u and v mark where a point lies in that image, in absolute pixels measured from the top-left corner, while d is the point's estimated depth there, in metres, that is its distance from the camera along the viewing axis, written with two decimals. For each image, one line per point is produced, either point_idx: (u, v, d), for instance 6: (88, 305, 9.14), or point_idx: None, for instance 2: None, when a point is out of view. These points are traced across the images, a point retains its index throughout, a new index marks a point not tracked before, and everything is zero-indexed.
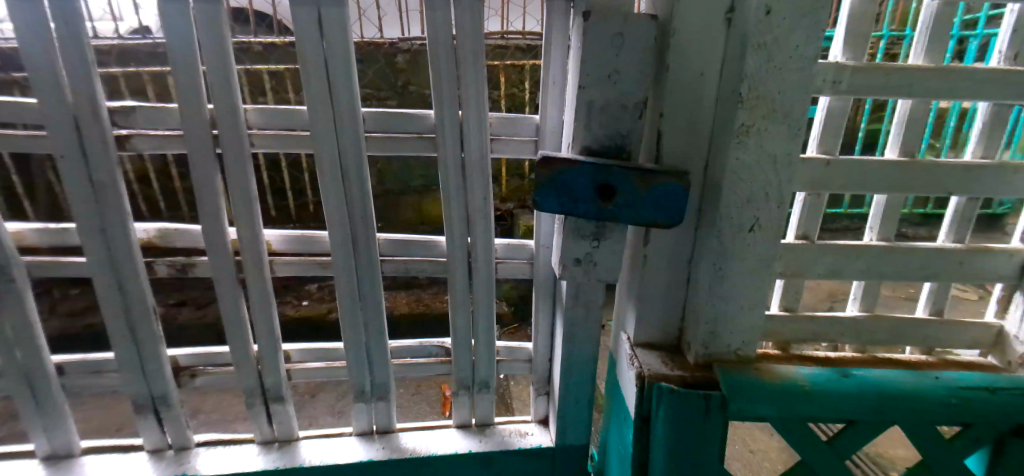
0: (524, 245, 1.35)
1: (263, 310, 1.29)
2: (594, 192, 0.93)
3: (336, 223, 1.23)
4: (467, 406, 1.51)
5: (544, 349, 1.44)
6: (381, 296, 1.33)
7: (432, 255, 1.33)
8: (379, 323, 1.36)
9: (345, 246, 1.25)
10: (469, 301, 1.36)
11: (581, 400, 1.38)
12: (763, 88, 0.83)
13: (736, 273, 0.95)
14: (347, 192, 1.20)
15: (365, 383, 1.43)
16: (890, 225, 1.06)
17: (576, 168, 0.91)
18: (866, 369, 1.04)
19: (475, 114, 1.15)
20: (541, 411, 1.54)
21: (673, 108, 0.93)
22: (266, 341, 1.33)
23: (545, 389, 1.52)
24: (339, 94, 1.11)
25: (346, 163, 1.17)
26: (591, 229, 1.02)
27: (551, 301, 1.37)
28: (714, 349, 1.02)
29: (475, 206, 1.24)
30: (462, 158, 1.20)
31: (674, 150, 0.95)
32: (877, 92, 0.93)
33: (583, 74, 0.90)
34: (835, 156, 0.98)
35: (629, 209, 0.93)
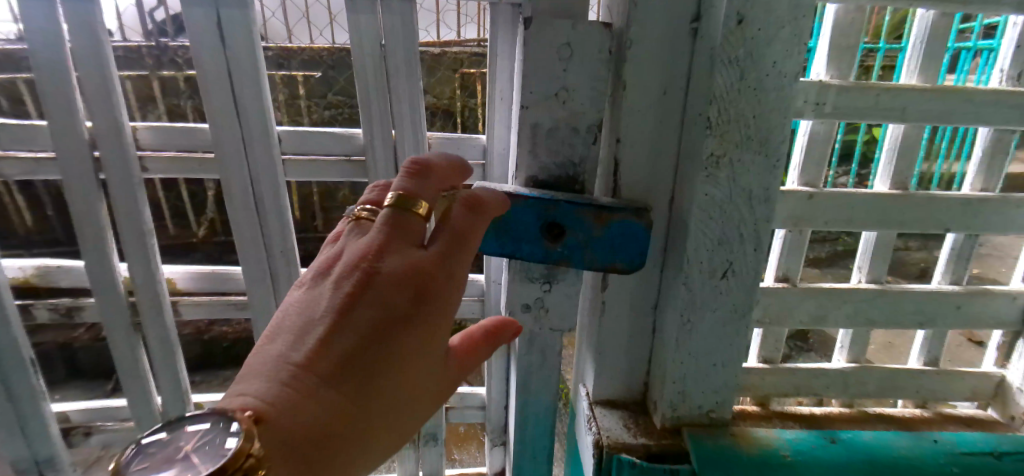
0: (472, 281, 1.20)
1: (166, 358, 1.14)
2: (540, 232, 0.77)
3: (252, 260, 1.07)
4: (413, 461, 1.39)
5: (498, 396, 1.29)
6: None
7: None
8: None
9: (263, 284, 1.10)
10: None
11: (539, 456, 1.23)
12: (736, 110, 0.69)
13: (706, 325, 0.81)
14: (263, 224, 1.04)
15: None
16: (881, 265, 0.94)
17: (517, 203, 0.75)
18: (854, 431, 0.91)
19: (410, 134, 1.00)
20: (497, 463, 1.40)
21: (632, 131, 0.78)
22: (171, 393, 1.18)
23: (501, 439, 1.36)
24: (248, 112, 0.94)
25: (261, 190, 1.01)
26: (539, 271, 0.87)
27: (505, 343, 1.22)
28: (682, 411, 0.87)
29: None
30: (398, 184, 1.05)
31: (636, 180, 0.81)
32: (866, 115, 0.80)
33: (525, 91, 0.75)
34: (819, 188, 0.85)
35: (580, 254, 0.78)
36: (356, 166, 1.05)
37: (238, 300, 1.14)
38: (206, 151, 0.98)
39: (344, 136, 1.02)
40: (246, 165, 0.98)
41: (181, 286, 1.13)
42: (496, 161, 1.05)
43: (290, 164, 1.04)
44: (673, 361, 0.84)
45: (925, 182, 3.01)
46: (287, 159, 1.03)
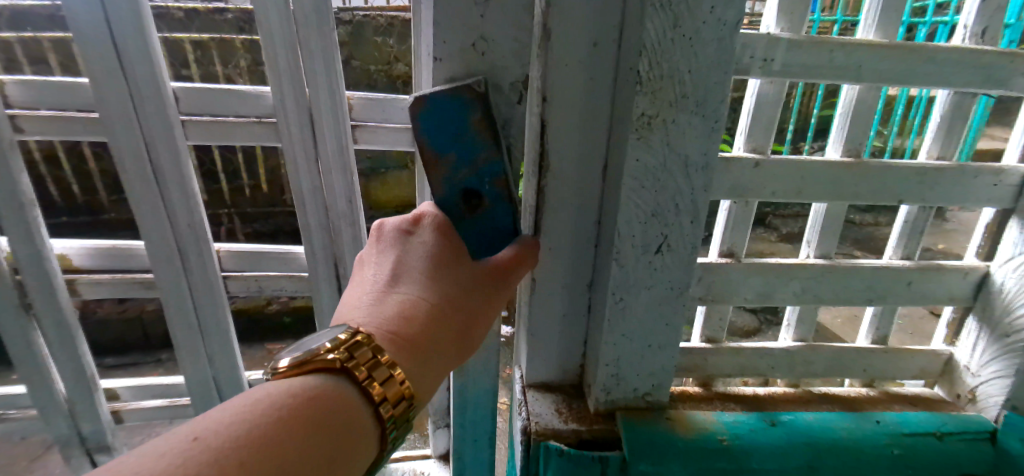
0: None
1: (63, 340, 1.06)
2: (453, 199, 0.67)
3: (154, 234, 0.96)
4: None
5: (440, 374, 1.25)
6: (227, 323, 1.10)
7: (291, 269, 1.09)
8: (229, 355, 1.15)
9: (168, 262, 1.00)
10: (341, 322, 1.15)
11: (480, 439, 1.18)
12: (670, 64, 0.61)
13: (642, 305, 0.75)
14: (165, 194, 0.93)
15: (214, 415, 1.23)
16: (831, 240, 0.88)
17: (427, 159, 0.65)
18: (797, 412, 0.87)
19: (324, 95, 0.89)
20: (441, 446, 1.38)
21: (560, 91, 0.69)
22: (73, 379, 1.12)
23: (445, 420, 1.35)
24: (134, 67, 0.82)
25: (158, 156, 0.90)
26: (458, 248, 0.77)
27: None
28: (616, 394, 0.82)
29: (335, 209, 1.00)
30: (317, 150, 0.94)
31: (565, 144, 0.72)
32: (818, 76, 0.72)
33: (438, 41, 0.65)
34: (766, 156, 0.78)
35: (491, 236, 0.69)
36: (268, 130, 0.94)
37: (143, 280, 1.04)
38: (90, 110, 0.86)
39: (253, 94, 0.91)
40: (139, 128, 0.87)
41: (77, 263, 1.03)
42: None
43: (192, 127, 0.92)
44: (605, 343, 0.77)
45: (895, 158, 3.00)
46: (188, 122, 0.92)
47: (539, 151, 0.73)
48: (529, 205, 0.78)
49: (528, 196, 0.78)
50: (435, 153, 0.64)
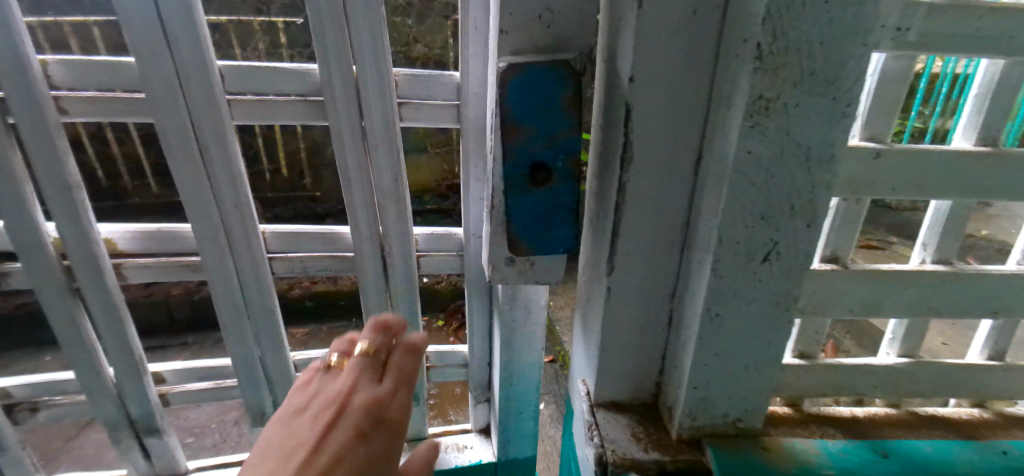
0: (450, 234, 1.06)
1: (112, 324, 1.04)
2: (519, 172, 0.59)
3: (200, 219, 0.90)
4: None
5: (481, 353, 1.23)
6: (273, 304, 1.05)
7: (333, 250, 1.02)
8: (274, 337, 1.10)
9: (213, 246, 0.94)
10: (385, 304, 1.10)
11: (521, 401, 1.21)
12: (798, 33, 0.50)
13: (740, 319, 0.64)
14: (211, 178, 0.87)
15: (261, 401, 1.19)
16: (952, 243, 0.76)
17: (506, 126, 0.57)
18: (908, 441, 0.75)
19: (374, 69, 0.81)
20: (481, 420, 1.38)
21: (651, 70, 0.58)
22: (121, 362, 1.10)
23: (485, 395, 1.33)
24: (179, 39, 0.75)
25: (205, 138, 0.83)
26: (507, 237, 0.64)
27: (484, 299, 1.14)
28: (703, 419, 0.71)
29: (381, 189, 0.92)
30: (364, 128, 0.86)
31: (654, 132, 0.61)
32: (957, 48, 0.61)
33: (504, 13, 0.56)
34: (887, 144, 0.67)
35: (546, 218, 0.62)
36: (314, 108, 0.85)
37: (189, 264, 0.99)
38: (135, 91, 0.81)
39: (297, 73, 0.82)
40: (184, 108, 0.80)
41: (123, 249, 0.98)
42: (472, 97, 0.88)
43: (239, 106, 0.84)
44: (694, 362, 0.67)
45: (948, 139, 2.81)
46: (233, 100, 0.84)
47: (619, 140, 0.63)
48: (607, 204, 0.69)
49: (607, 192, 0.69)
50: (516, 120, 0.56)
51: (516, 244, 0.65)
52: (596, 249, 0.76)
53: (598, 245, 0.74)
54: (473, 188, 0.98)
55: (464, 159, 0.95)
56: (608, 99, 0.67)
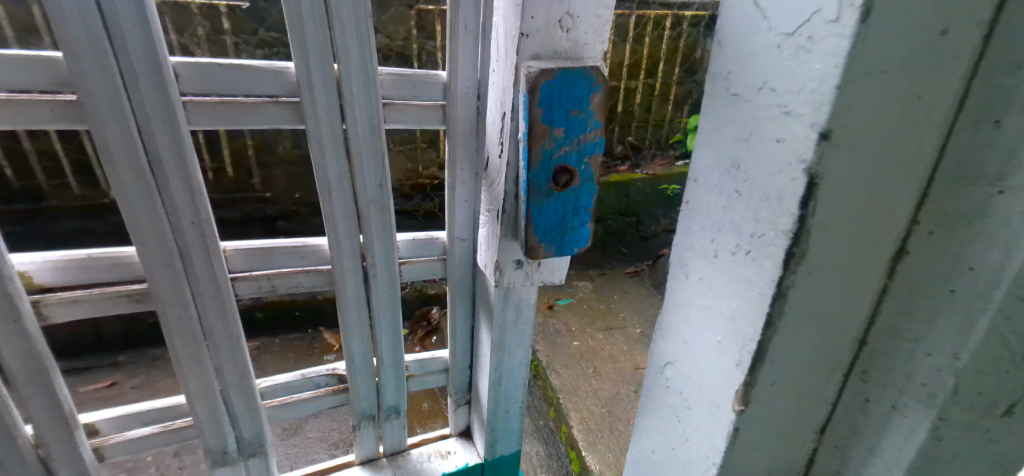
0: (433, 238, 0.97)
1: (38, 381, 0.75)
2: (545, 179, 0.55)
3: (150, 239, 0.72)
4: (370, 437, 1.11)
5: (464, 355, 1.12)
6: (239, 331, 0.84)
7: (310, 264, 0.86)
8: (241, 366, 0.87)
9: (166, 272, 0.75)
10: (364, 318, 0.94)
11: (508, 401, 1.12)
12: None
13: None
14: (163, 195, 0.70)
15: (225, 445, 0.93)
16: None
17: (534, 129, 0.52)
18: None
19: (362, 66, 0.73)
20: (462, 422, 1.23)
21: (853, 136, 0.30)
22: (54, 434, 0.79)
23: (465, 398, 1.20)
24: (125, 28, 0.60)
25: (155, 147, 0.67)
26: (526, 245, 0.59)
27: (468, 308, 1.06)
28: None
29: (365, 196, 0.83)
30: (345, 132, 0.77)
31: (832, 244, 0.33)
32: None
33: (526, 16, 0.54)
34: None
35: (569, 222, 0.57)
36: (286, 111, 0.73)
37: (132, 292, 0.76)
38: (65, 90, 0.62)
39: (270, 71, 0.70)
40: (127, 106, 0.64)
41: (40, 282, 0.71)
42: (462, 98, 0.83)
43: (198, 109, 0.69)
44: None
45: None
46: (189, 101, 0.68)
47: (772, 242, 0.34)
48: (722, 336, 0.39)
49: (721, 315, 0.39)
50: (546, 123, 0.52)
51: (533, 248, 0.60)
52: (674, 385, 0.46)
53: (680, 383, 0.45)
54: (462, 195, 0.92)
55: (452, 162, 0.89)
56: (708, 161, 0.39)
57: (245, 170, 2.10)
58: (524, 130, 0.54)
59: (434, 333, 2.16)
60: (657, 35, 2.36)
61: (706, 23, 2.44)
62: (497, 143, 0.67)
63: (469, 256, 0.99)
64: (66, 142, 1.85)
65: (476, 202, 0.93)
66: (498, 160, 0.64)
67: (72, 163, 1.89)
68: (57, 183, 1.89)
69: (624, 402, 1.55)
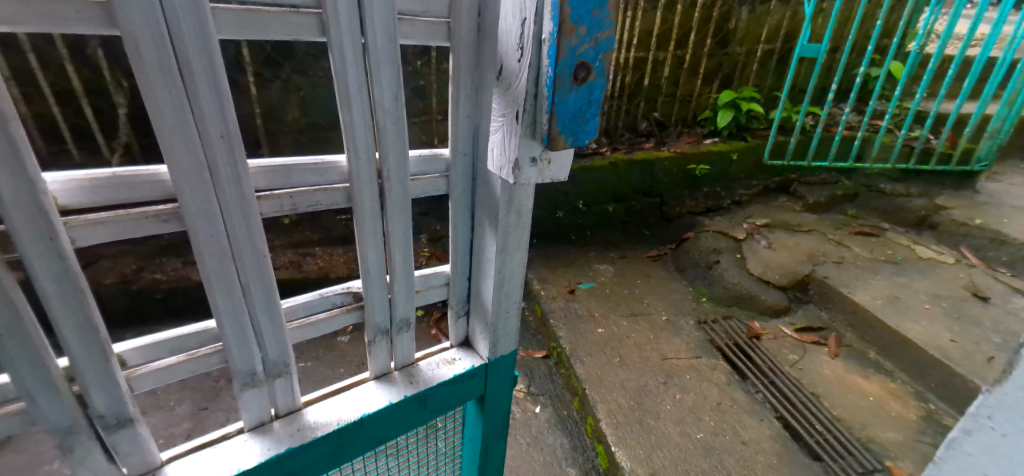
0: (436, 155, 0.77)
1: (71, 302, 0.54)
2: (567, 73, 0.58)
3: (180, 147, 0.54)
4: (385, 351, 0.85)
5: (463, 260, 0.89)
6: (264, 242, 0.64)
7: (324, 182, 0.67)
8: (268, 284, 0.67)
9: (196, 186, 0.56)
10: (377, 232, 0.74)
11: (503, 302, 0.90)
12: None
13: None
14: (191, 100, 0.53)
15: (252, 368, 0.71)
16: None
17: (563, 26, 0.55)
18: None
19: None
20: (461, 331, 0.97)
21: None
22: (94, 372, 0.58)
23: (464, 308, 0.95)
24: None
25: (187, 54, 0.51)
26: (547, 136, 0.62)
27: (470, 238, 0.87)
28: None
29: (381, 110, 0.66)
30: (365, 48, 0.62)
31: None
32: None
33: None
34: None
35: (585, 113, 0.62)
36: (311, 24, 0.58)
37: (161, 212, 0.57)
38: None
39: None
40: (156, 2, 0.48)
41: (66, 204, 0.52)
42: (467, 8, 0.68)
43: (227, 21, 0.54)
44: None
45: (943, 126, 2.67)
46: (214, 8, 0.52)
47: None
48: None
49: None
50: (573, 22, 0.55)
51: (552, 140, 0.63)
52: None
53: None
54: (463, 111, 0.74)
55: (454, 78, 0.71)
56: None
57: (252, 139, 1.96)
58: (551, 31, 0.56)
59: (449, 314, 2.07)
60: (691, 2, 2.20)
61: None
62: (505, 49, 0.64)
63: (479, 164, 0.80)
64: (63, 105, 1.67)
65: (478, 119, 0.75)
66: (514, 66, 0.62)
67: (72, 129, 1.71)
68: (57, 148, 1.73)
69: (653, 394, 1.47)
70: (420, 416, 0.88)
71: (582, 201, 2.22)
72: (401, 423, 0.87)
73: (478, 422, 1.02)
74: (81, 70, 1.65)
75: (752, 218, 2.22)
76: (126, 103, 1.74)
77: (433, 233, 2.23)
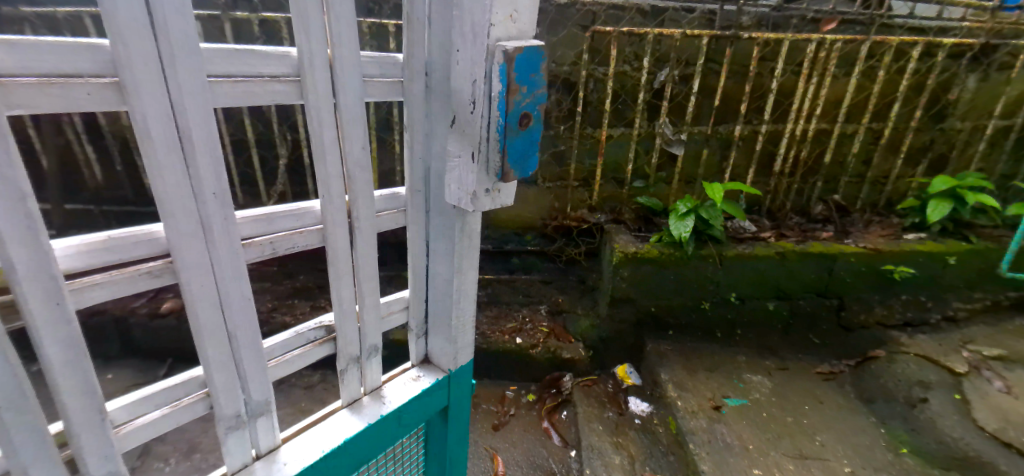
0: (394, 194, 0.75)
1: (72, 366, 0.50)
2: (515, 123, 0.62)
3: (177, 206, 0.51)
4: (357, 378, 0.79)
5: (421, 288, 0.85)
6: (251, 286, 0.61)
7: (300, 223, 0.64)
8: (252, 333, 0.63)
9: (194, 244, 0.54)
10: (347, 266, 0.70)
11: (462, 315, 0.86)
12: None
13: None
14: (191, 164, 0.51)
15: (238, 411, 0.65)
16: None
17: (509, 86, 0.60)
18: None
19: (348, 34, 0.59)
20: (421, 349, 0.90)
21: None
22: (90, 435, 0.53)
23: (423, 329, 0.89)
24: None
25: (188, 117, 0.50)
26: (499, 172, 0.65)
27: (428, 264, 0.83)
28: None
29: (353, 159, 0.65)
30: (337, 107, 0.62)
31: None
32: None
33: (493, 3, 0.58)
34: None
35: (530, 153, 0.65)
36: (290, 91, 0.57)
37: (155, 268, 0.53)
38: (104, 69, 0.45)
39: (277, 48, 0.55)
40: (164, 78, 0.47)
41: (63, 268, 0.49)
42: (417, 63, 0.69)
43: (221, 93, 0.53)
44: None
45: None
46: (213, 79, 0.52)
47: None
48: None
49: None
50: (518, 82, 0.60)
51: (505, 176, 0.65)
52: None
53: None
54: (416, 153, 0.74)
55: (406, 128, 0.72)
56: None
57: None
58: (499, 89, 0.60)
59: (564, 407, 1.78)
60: (898, 67, 1.83)
61: (975, 53, 1.80)
62: (454, 98, 0.67)
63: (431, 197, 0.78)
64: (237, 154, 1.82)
65: (429, 157, 0.75)
66: (468, 114, 0.64)
67: (240, 176, 1.86)
68: None
69: None
70: (392, 434, 0.82)
71: (736, 293, 1.84)
72: (376, 447, 0.80)
73: (442, 435, 0.96)
74: (254, 122, 1.78)
75: (976, 345, 1.71)
76: (284, 153, 1.82)
77: (555, 305, 2.01)
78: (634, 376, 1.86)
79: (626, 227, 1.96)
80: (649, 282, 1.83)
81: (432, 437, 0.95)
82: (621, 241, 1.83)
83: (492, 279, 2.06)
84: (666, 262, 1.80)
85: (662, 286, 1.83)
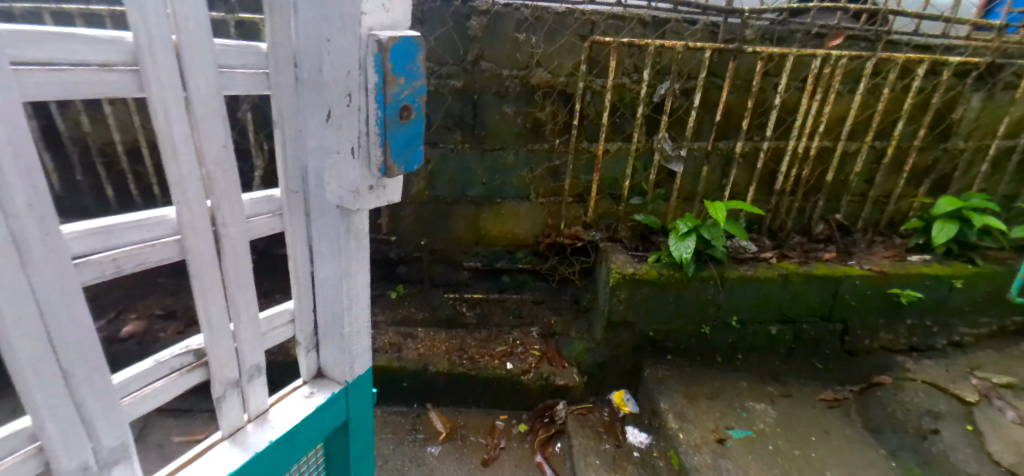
0: (269, 197, 0.75)
1: None
2: (394, 114, 0.67)
3: None
4: (236, 404, 0.76)
5: (306, 295, 0.84)
6: (88, 308, 0.57)
7: (150, 236, 0.61)
8: (95, 363, 0.59)
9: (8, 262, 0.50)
10: (216, 278, 0.69)
11: (354, 322, 0.87)
12: None
13: None
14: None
15: (84, 462, 0.60)
16: None
17: (386, 77, 0.65)
18: None
19: (196, 23, 0.59)
20: (313, 364, 0.89)
21: None
22: None
23: (313, 340, 0.88)
24: None
25: None
26: (382, 166, 0.70)
27: (313, 269, 0.83)
28: None
29: (209, 158, 0.64)
30: (188, 100, 0.60)
31: None
32: None
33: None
34: None
35: (411, 144, 0.71)
36: (125, 80, 0.55)
37: None
38: None
39: (105, 35, 0.52)
40: None
41: None
42: (283, 58, 0.71)
43: (34, 83, 0.49)
44: None
45: None
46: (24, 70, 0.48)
47: None
48: None
49: None
50: (394, 74, 0.65)
51: (387, 170, 0.70)
52: None
53: None
54: (288, 151, 0.74)
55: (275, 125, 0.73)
56: None
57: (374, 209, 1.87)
58: (375, 81, 0.65)
59: (558, 438, 1.69)
60: (903, 85, 1.79)
61: (980, 72, 1.77)
62: (326, 93, 0.70)
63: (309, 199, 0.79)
64: None
65: (304, 156, 0.76)
66: (344, 110, 0.68)
67: None
68: None
69: None
70: (286, 459, 0.81)
71: (738, 317, 1.76)
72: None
73: (344, 450, 0.96)
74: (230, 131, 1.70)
75: (984, 372, 1.65)
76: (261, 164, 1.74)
77: (548, 327, 1.94)
78: (631, 403, 1.78)
79: (624, 246, 1.88)
80: (648, 306, 1.74)
81: (331, 450, 0.95)
82: (619, 261, 1.75)
83: (483, 298, 1.98)
84: (666, 283, 1.71)
85: (661, 310, 1.75)
